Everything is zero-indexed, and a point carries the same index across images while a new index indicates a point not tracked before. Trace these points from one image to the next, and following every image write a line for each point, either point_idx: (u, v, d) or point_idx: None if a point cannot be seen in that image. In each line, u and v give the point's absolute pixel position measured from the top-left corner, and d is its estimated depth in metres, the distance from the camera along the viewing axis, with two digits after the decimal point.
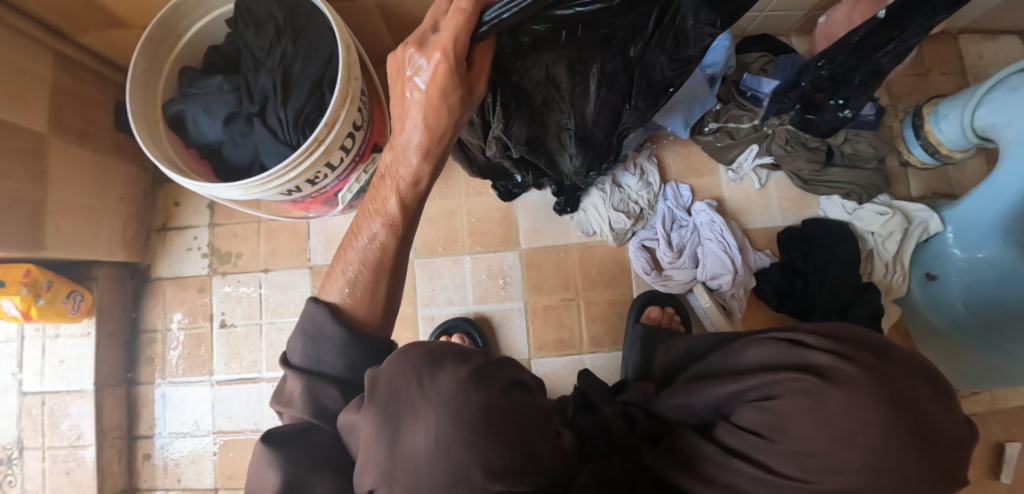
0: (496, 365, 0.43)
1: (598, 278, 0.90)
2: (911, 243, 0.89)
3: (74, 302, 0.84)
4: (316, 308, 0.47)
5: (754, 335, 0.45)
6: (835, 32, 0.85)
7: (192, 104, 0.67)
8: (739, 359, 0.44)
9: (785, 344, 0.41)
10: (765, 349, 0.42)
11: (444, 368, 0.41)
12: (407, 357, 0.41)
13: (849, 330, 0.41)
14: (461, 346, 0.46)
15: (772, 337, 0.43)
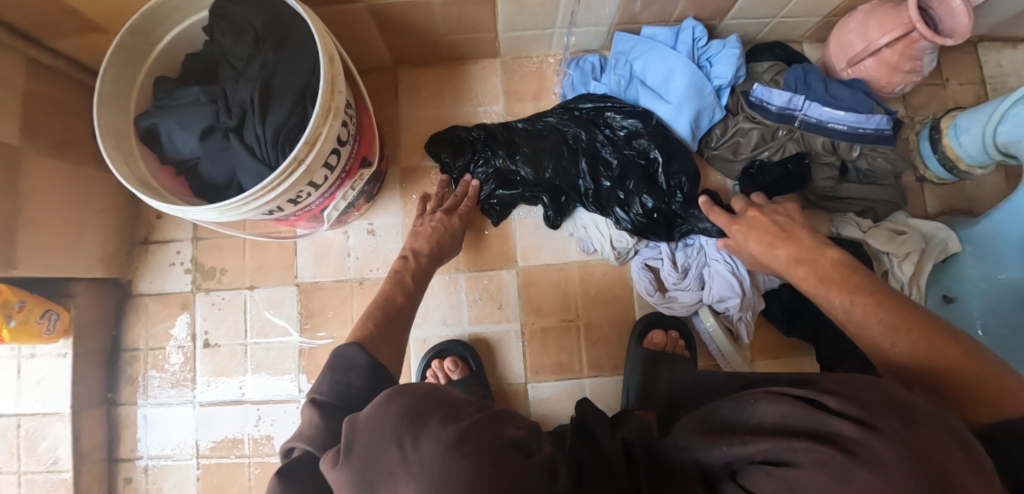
0: (495, 420, 0.37)
1: (599, 299, 0.86)
2: (929, 263, 0.83)
3: (49, 322, 0.80)
4: (351, 347, 0.47)
5: (769, 388, 0.38)
6: (851, 42, 0.81)
7: (166, 119, 0.63)
8: (753, 416, 0.37)
9: (802, 404, 0.34)
10: (777, 408, 0.35)
11: (428, 430, 0.35)
12: (385, 415, 0.37)
13: (879, 385, 0.33)
14: (455, 395, 0.40)
15: (790, 394, 0.36)
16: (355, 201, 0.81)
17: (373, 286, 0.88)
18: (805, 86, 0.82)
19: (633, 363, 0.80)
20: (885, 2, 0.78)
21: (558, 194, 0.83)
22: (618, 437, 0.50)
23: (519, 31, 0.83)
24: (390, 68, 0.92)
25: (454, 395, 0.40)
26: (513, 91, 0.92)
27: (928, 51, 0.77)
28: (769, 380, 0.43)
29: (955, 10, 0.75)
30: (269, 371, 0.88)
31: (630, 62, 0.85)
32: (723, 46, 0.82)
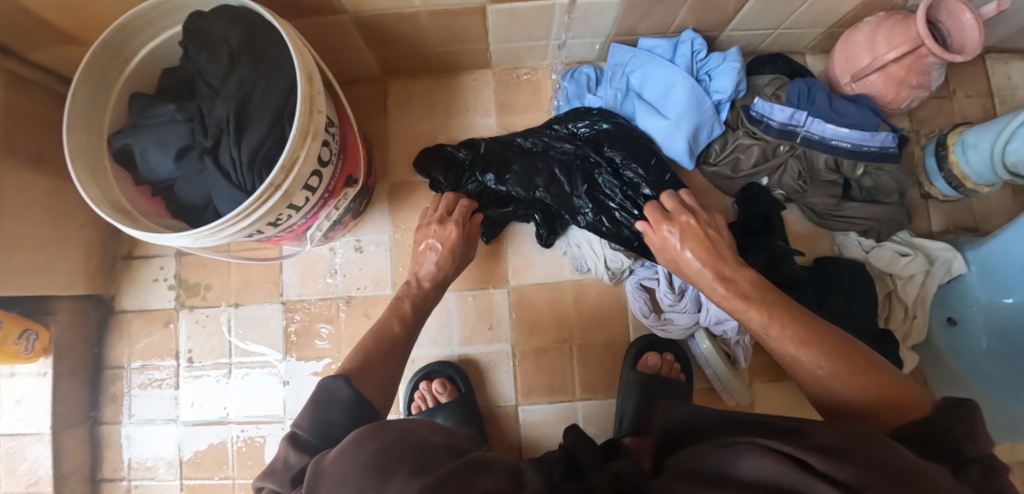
0: (466, 473, 0.36)
1: (592, 319, 0.84)
2: (933, 285, 0.81)
3: (27, 342, 0.77)
4: (335, 379, 0.46)
5: (756, 440, 0.35)
6: (857, 55, 0.78)
7: (140, 139, 0.60)
8: (734, 469, 0.34)
9: (789, 463, 0.31)
10: (762, 464, 0.32)
11: (394, 480, 0.33)
12: (356, 460, 0.35)
13: (873, 449, 0.30)
14: (436, 448, 0.39)
15: (776, 449, 0.33)
16: (341, 218, 0.78)
17: (361, 305, 0.86)
18: (808, 100, 0.79)
19: (627, 387, 0.78)
20: (893, 15, 0.75)
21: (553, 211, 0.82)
22: (608, 470, 0.46)
23: (512, 42, 0.80)
24: (379, 79, 0.89)
25: (427, 442, 0.39)
26: (507, 103, 0.90)
27: (936, 66, 0.74)
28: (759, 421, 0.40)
29: (966, 24, 0.72)
30: (254, 391, 0.86)
31: (627, 75, 0.82)
32: (723, 58, 0.79)
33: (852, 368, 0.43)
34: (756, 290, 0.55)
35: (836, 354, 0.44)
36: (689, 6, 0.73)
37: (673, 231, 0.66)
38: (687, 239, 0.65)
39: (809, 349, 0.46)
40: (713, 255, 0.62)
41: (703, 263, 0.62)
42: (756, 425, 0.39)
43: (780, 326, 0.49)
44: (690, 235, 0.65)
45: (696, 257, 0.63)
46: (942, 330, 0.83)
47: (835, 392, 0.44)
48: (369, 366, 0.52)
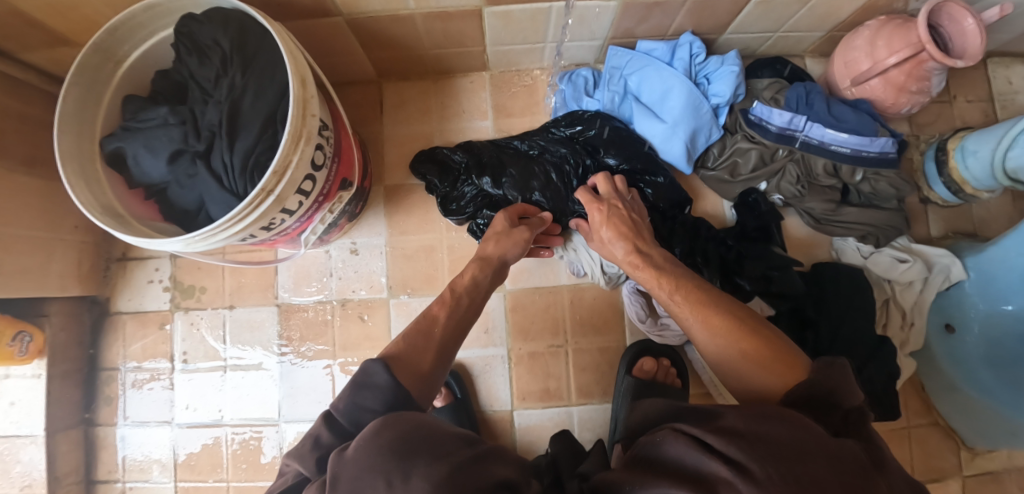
0: (478, 463, 0.37)
1: (588, 324, 0.83)
2: (931, 292, 0.80)
3: (21, 345, 0.78)
4: (373, 363, 0.45)
5: (675, 426, 0.36)
6: (856, 60, 0.78)
7: (132, 142, 0.60)
8: (653, 455, 0.35)
9: (696, 445, 0.33)
10: (677, 446, 0.34)
11: (417, 467, 0.33)
12: (373, 446, 0.35)
13: (771, 426, 0.32)
14: (438, 423, 0.40)
15: (688, 432, 0.34)
16: (337, 221, 0.77)
17: (355, 308, 0.86)
18: (807, 105, 0.78)
19: (622, 393, 0.77)
20: (893, 19, 0.74)
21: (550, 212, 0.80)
22: (578, 473, 0.49)
23: (509, 45, 0.79)
24: (375, 80, 0.89)
25: (441, 429, 0.39)
26: (503, 106, 0.89)
27: (937, 72, 0.73)
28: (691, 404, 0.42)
29: (967, 29, 0.72)
30: (248, 394, 0.86)
31: (624, 78, 0.82)
32: (722, 62, 0.79)
33: (758, 349, 0.44)
34: (673, 273, 0.57)
35: (744, 335, 0.46)
36: (687, 9, 0.72)
37: (598, 215, 0.69)
38: (610, 223, 0.67)
39: (720, 332, 0.48)
40: (629, 237, 0.65)
41: (621, 246, 0.64)
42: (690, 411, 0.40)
43: (693, 311, 0.51)
44: (613, 218, 0.68)
45: (614, 240, 0.65)
46: (940, 339, 0.82)
47: (739, 370, 0.46)
48: (402, 356, 0.49)
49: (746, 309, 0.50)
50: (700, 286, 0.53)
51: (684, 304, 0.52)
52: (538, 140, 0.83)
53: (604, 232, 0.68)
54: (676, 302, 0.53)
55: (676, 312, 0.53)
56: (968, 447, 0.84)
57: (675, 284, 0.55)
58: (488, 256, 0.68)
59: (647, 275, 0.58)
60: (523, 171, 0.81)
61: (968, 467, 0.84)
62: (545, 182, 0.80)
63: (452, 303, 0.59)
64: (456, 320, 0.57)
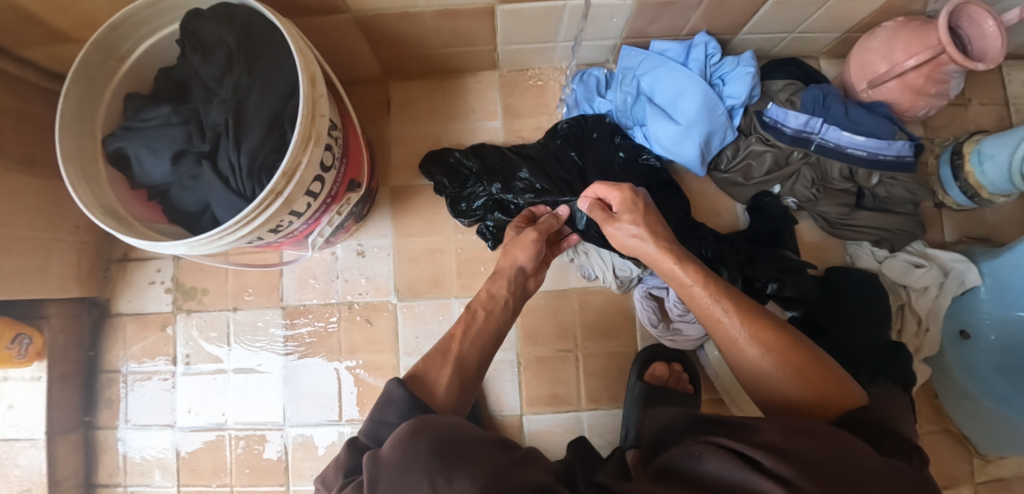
0: (516, 465, 0.38)
1: (598, 328, 0.82)
2: (946, 299, 0.79)
3: (21, 347, 0.76)
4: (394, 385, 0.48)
5: (710, 438, 0.36)
6: (873, 62, 0.76)
7: (134, 142, 0.58)
8: (685, 465, 0.34)
9: (737, 459, 0.32)
10: (716, 461, 0.32)
11: (460, 474, 0.34)
12: (413, 454, 0.37)
13: (816, 448, 0.31)
14: (474, 432, 0.41)
15: (727, 446, 0.34)
16: (344, 223, 0.76)
17: (361, 311, 0.84)
18: (823, 108, 0.76)
19: (632, 398, 0.76)
20: (912, 20, 0.73)
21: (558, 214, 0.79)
22: (594, 481, 0.48)
23: (519, 44, 0.78)
24: (381, 79, 0.87)
25: (479, 434, 0.41)
26: (512, 106, 0.87)
27: (955, 75, 0.72)
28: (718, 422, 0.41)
29: (988, 32, 0.70)
30: (251, 398, 0.84)
31: (637, 78, 0.80)
32: (737, 63, 0.77)
33: (807, 366, 0.45)
34: (717, 278, 0.54)
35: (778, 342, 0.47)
36: (702, 10, 0.71)
37: (621, 205, 0.63)
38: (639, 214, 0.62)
39: (768, 344, 0.46)
40: (662, 233, 0.60)
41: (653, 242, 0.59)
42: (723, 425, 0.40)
43: (743, 322, 0.48)
44: (640, 210, 0.63)
45: (642, 230, 0.61)
46: (953, 344, 0.81)
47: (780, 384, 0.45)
48: (425, 378, 0.52)
49: (789, 326, 0.49)
50: (745, 299, 0.51)
51: (734, 314, 0.49)
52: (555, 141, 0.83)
53: (624, 217, 0.63)
54: (725, 311, 0.50)
55: (721, 323, 0.50)
56: (980, 454, 0.83)
57: (721, 289, 0.52)
58: (500, 269, 0.68)
59: (692, 275, 0.54)
60: (527, 174, 0.80)
61: (979, 475, 0.83)
62: (550, 184, 0.79)
63: (468, 319, 0.60)
64: (474, 336, 0.58)
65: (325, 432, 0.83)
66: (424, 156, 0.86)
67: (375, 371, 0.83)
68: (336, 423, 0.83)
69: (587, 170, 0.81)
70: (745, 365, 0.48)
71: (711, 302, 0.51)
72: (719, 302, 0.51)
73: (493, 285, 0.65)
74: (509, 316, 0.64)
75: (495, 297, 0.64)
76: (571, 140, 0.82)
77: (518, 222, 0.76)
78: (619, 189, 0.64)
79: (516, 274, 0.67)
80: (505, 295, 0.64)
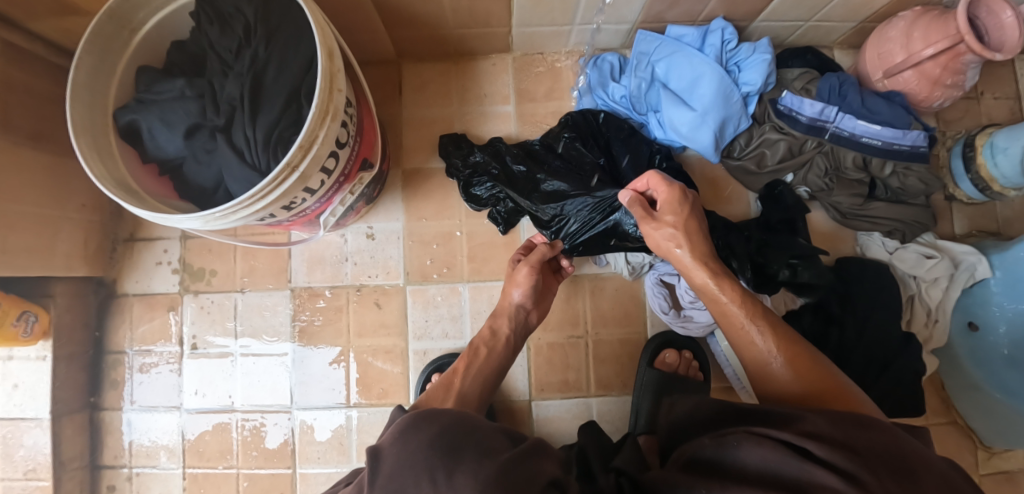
0: (524, 458, 0.42)
1: (610, 315, 0.82)
2: (955, 291, 0.79)
3: (27, 324, 0.75)
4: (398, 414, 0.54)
5: (753, 429, 0.37)
6: (890, 52, 0.76)
7: (147, 114, 0.57)
8: (735, 458, 0.36)
9: (786, 450, 0.33)
10: (763, 452, 0.34)
11: (463, 465, 0.38)
12: (416, 442, 0.41)
13: (870, 437, 0.33)
14: (477, 426, 0.45)
15: (774, 437, 0.35)
16: (353, 205, 0.75)
17: (371, 294, 0.84)
18: (839, 96, 0.76)
19: (643, 384, 0.76)
20: (930, 10, 0.72)
21: (574, 207, 0.76)
22: (611, 468, 0.51)
23: (534, 26, 0.77)
24: (394, 61, 0.86)
25: (484, 426, 0.45)
26: (526, 90, 0.87)
27: (972, 65, 0.71)
28: (755, 411, 0.42)
29: (1005, 23, 0.70)
30: (259, 381, 0.84)
31: (652, 64, 0.80)
32: (754, 50, 0.77)
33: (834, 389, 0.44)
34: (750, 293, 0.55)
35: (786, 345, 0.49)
36: None
37: (665, 202, 0.63)
38: (680, 213, 0.62)
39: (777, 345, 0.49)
40: (699, 242, 0.60)
41: (688, 248, 0.59)
42: (758, 415, 0.41)
43: (777, 345, 0.49)
44: (684, 212, 0.62)
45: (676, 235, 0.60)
46: (962, 337, 0.81)
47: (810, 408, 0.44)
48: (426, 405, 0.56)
49: (826, 360, 0.48)
50: (781, 324, 0.52)
51: (768, 337, 0.50)
52: (569, 136, 0.80)
53: (667, 217, 0.62)
54: (760, 333, 0.50)
55: (754, 344, 0.50)
56: (985, 446, 0.83)
57: (755, 310, 0.52)
58: (500, 307, 0.70)
59: (729, 293, 0.54)
60: (534, 172, 0.79)
61: (983, 466, 0.83)
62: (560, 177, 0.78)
63: (470, 356, 0.63)
64: (479, 369, 0.62)
65: (333, 416, 0.82)
66: (440, 138, 0.85)
67: (383, 356, 0.83)
68: (344, 407, 0.82)
69: (591, 158, 0.79)
70: (775, 389, 0.48)
71: (745, 322, 0.52)
72: (753, 322, 0.51)
73: (494, 322, 0.68)
74: (511, 351, 0.67)
75: (497, 336, 0.67)
76: (578, 129, 0.81)
77: (519, 254, 0.77)
78: (667, 185, 0.64)
79: (516, 312, 0.69)
80: (507, 333, 0.67)
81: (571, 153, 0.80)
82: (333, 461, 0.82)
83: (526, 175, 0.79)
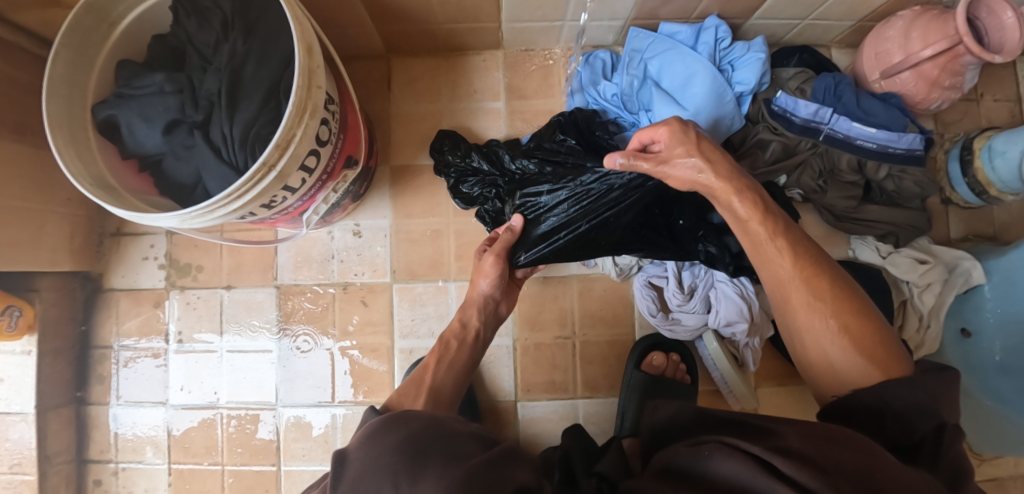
0: (498, 466, 0.40)
1: (597, 316, 0.81)
2: (949, 295, 0.78)
3: (12, 319, 0.74)
4: (370, 414, 0.53)
5: (726, 439, 0.36)
6: (888, 52, 0.74)
7: (126, 110, 0.56)
8: (705, 469, 0.35)
9: (757, 465, 0.32)
10: (733, 464, 0.34)
11: (429, 471, 0.37)
12: (382, 445, 0.41)
13: (845, 454, 0.32)
14: (453, 431, 0.44)
15: (745, 449, 0.34)
16: (340, 201, 0.74)
17: (357, 292, 0.83)
18: (835, 97, 0.75)
19: (629, 386, 0.76)
20: (929, 9, 0.71)
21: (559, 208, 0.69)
22: (594, 472, 0.51)
23: (525, 22, 0.75)
24: (383, 55, 0.85)
25: (459, 430, 0.45)
26: (517, 87, 0.86)
27: (971, 66, 0.70)
28: (732, 423, 0.41)
29: (1007, 24, 0.68)
30: (245, 377, 0.84)
31: (644, 61, 0.78)
32: (748, 49, 0.76)
33: (852, 315, 0.44)
34: (775, 212, 0.53)
35: (808, 264, 0.48)
36: None
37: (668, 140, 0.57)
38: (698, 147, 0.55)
39: (797, 263, 0.48)
40: (718, 160, 0.55)
41: (712, 170, 0.55)
42: (736, 426, 0.40)
43: (796, 265, 0.48)
44: (692, 140, 0.56)
45: (699, 163, 0.55)
46: (954, 343, 0.81)
47: (820, 331, 0.45)
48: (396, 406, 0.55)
49: (851, 284, 0.47)
50: (807, 242, 0.51)
51: (788, 254, 0.49)
52: (570, 140, 0.75)
53: (677, 151, 0.56)
54: (779, 251, 0.50)
55: (773, 262, 0.50)
56: (975, 453, 0.82)
57: (780, 228, 0.51)
58: (468, 298, 0.69)
59: (749, 209, 0.53)
60: (522, 170, 0.75)
61: None
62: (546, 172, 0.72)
63: (442, 349, 0.63)
64: (449, 364, 0.62)
65: (318, 414, 0.82)
66: (434, 137, 0.83)
67: (369, 353, 0.82)
68: (330, 404, 0.82)
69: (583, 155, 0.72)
70: (788, 305, 0.48)
71: (769, 241, 0.51)
72: (774, 241, 0.50)
73: (464, 313, 0.68)
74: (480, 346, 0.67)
75: (467, 327, 0.67)
76: (569, 120, 0.77)
77: (484, 244, 0.75)
78: (663, 126, 0.57)
79: (487, 302, 0.69)
80: (477, 325, 0.67)
81: (561, 149, 0.74)
82: (318, 458, 0.82)
83: (512, 173, 0.76)
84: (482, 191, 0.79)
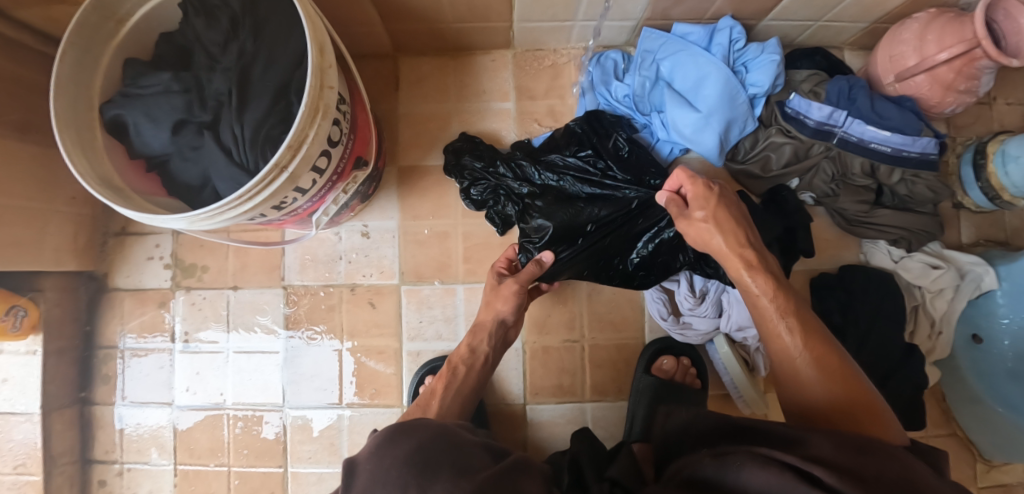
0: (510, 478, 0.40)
1: (607, 320, 0.81)
2: (961, 302, 0.78)
3: (15, 319, 0.74)
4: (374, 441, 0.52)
5: (754, 449, 0.36)
6: (902, 54, 0.73)
7: (132, 109, 0.55)
8: (734, 480, 0.34)
9: (793, 475, 0.31)
10: (765, 475, 0.33)
11: (438, 484, 0.37)
12: (393, 456, 0.40)
13: (884, 467, 0.31)
14: (464, 442, 0.44)
15: (778, 460, 0.33)
16: (349, 203, 0.73)
17: (365, 294, 0.83)
18: (848, 100, 0.74)
19: (639, 391, 0.76)
20: (945, 12, 0.70)
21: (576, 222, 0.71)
22: (605, 477, 0.51)
23: (535, 22, 0.75)
24: (391, 54, 0.84)
25: (469, 442, 0.44)
26: (526, 87, 0.85)
27: (987, 70, 0.69)
28: (753, 430, 0.40)
29: None
30: (250, 379, 0.83)
31: (657, 62, 0.77)
32: (761, 50, 0.75)
33: (858, 399, 0.43)
34: (789, 292, 0.53)
35: (817, 346, 0.47)
36: None
37: (693, 197, 0.61)
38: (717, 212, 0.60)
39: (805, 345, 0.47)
40: (737, 228, 0.58)
41: (724, 236, 0.58)
42: (759, 434, 0.39)
43: (805, 344, 0.48)
44: (716, 203, 0.60)
45: (715, 227, 0.58)
46: (965, 349, 0.80)
47: (825, 410, 0.45)
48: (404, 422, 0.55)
49: (856, 366, 0.47)
50: (816, 323, 0.50)
51: (798, 334, 0.48)
52: (587, 152, 0.75)
53: (699, 211, 0.60)
54: (789, 329, 0.49)
55: (781, 338, 0.49)
56: (984, 459, 0.82)
57: (790, 306, 0.51)
58: (481, 321, 0.69)
59: (761, 284, 0.53)
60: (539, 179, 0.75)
61: (982, 480, 0.82)
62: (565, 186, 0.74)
63: (449, 375, 0.64)
64: (456, 390, 0.62)
65: (324, 415, 0.82)
66: (455, 138, 0.83)
67: (376, 356, 0.82)
68: (337, 406, 0.81)
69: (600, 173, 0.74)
70: (791, 382, 0.48)
71: (778, 320, 0.50)
72: (784, 319, 0.50)
73: (474, 339, 0.67)
74: (489, 368, 0.68)
75: (476, 352, 0.67)
76: (584, 120, 0.77)
77: (501, 267, 0.74)
78: (692, 180, 0.62)
79: (497, 326, 0.68)
80: (486, 351, 0.67)
81: (579, 162, 0.75)
82: (325, 461, 0.81)
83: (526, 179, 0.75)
84: (493, 195, 0.77)
